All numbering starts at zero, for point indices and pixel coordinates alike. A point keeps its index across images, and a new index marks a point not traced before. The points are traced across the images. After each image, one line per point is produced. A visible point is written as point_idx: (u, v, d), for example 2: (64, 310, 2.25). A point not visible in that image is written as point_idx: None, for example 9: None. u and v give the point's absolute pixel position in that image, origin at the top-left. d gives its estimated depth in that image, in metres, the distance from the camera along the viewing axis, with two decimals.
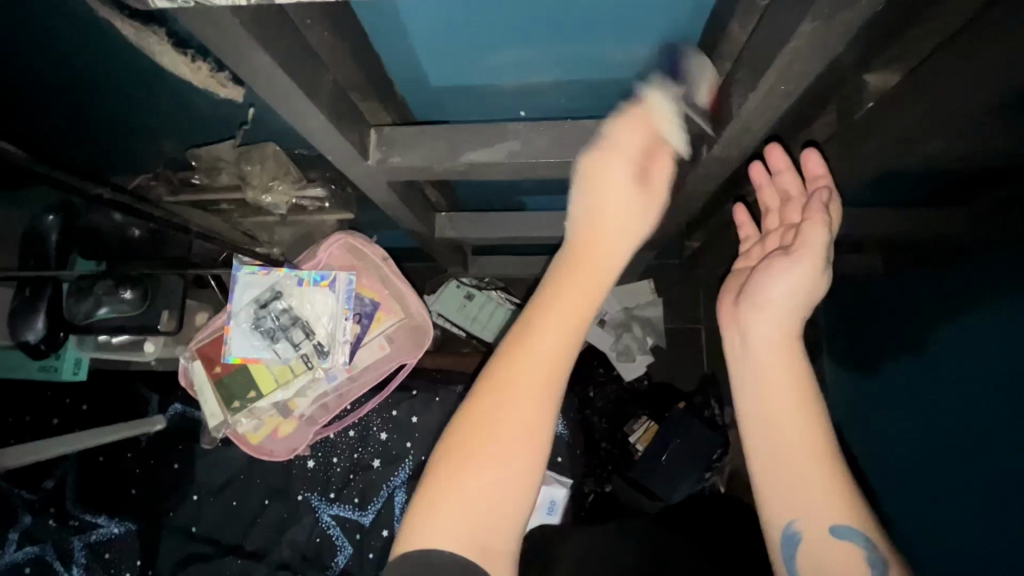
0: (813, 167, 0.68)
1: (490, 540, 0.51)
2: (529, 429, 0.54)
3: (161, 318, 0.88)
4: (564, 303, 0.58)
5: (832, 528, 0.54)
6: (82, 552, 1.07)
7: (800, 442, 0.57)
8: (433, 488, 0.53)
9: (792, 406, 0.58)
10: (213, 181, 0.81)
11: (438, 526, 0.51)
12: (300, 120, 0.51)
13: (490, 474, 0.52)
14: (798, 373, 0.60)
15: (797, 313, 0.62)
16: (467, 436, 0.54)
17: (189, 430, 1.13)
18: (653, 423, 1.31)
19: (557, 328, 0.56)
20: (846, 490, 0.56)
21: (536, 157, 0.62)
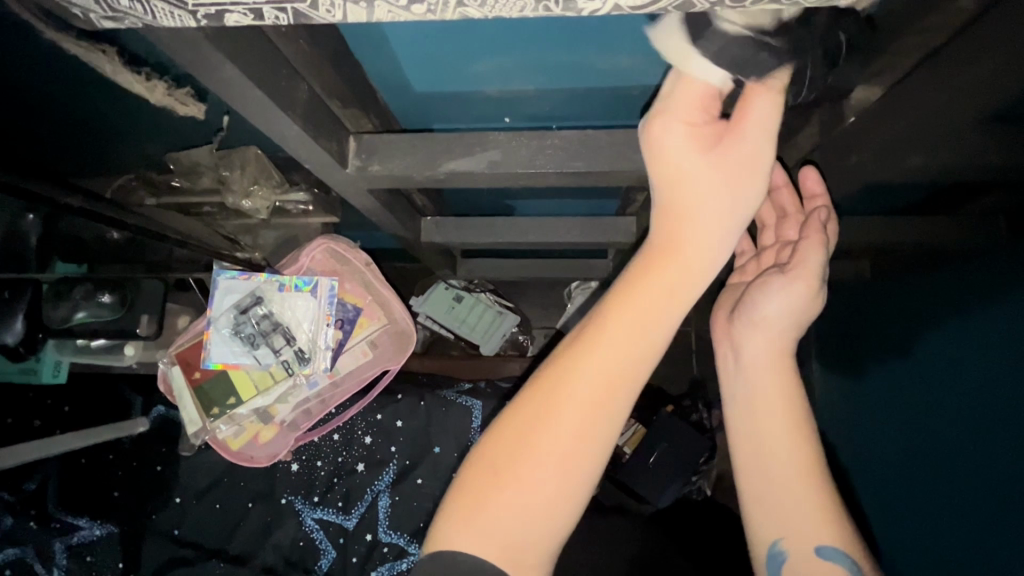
0: (811, 185, 0.65)
1: (525, 554, 0.46)
2: (587, 441, 0.46)
3: (139, 323, 0.90)
4: (640, 300, 0.47)
5: (816, 547, 0.54)
6: (63, 553, 1.04)
7: (787, 462, 0.57)
8: (470, 491, 0.47)
9: (786, 425, 0.58)
10: (194, 184, 0.79)
11: (471, 533, 0.46)
12: (278, 132, 0.51)
13: (539, 481, 0.46)
14: (783, 390, 0.60)
15: (788, 331, 0.62)
16: (515, 440, 0.47)
17: (172, 432, 1.13)
18: (640, 426, 1.30)
19: (632, 332, 0.47)
20: (831, 510, 0.56)
21: (517, 167, 0.61)
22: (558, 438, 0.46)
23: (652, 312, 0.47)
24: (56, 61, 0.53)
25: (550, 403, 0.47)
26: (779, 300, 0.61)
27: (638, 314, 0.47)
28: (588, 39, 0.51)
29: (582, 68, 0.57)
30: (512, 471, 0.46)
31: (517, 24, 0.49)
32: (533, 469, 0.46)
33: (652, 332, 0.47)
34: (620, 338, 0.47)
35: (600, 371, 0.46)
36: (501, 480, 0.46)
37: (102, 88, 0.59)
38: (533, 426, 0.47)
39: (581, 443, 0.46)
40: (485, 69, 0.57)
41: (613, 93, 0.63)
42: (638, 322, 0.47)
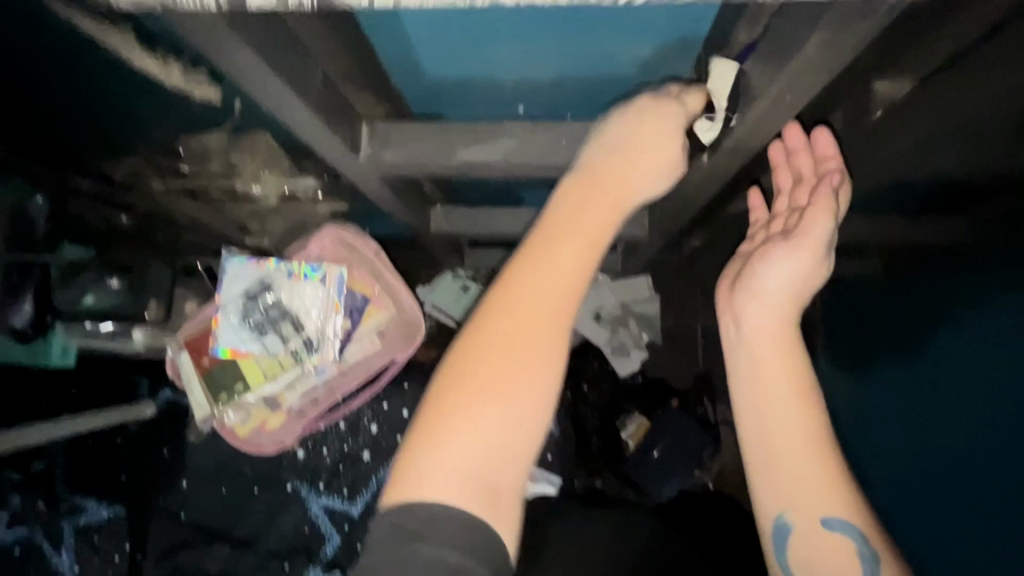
0: (824, 147, 0.64)
1: (494, 491, 0.45)
2: (535, 360, 0.47)
3: (150, 309, 0.91)
4: (582, 222, 0.51)
5: (823, 519, 0.54)
6: (70, 534, 1.07)
7: (796, 428, 0.56)
8: (428, 431, 0.46)
9: (792, 397, 0.57)
10: (204, 168, 0.77)
11: (431, 474, 0.45)
12: (296, 121, 0.50)
13: (497, 407, 0.46)
14: (798, 369, 0.58)
15: (791, 303, 0.60)
16: (468, 371, 0.47)
17: (179, 417, 1.14)
18: (643, 418, 1.31)
19: (570, 252, 0.50)
20: (844, 486, 0.55)
21: (531, 159, 0.60)
22: (500, 360, 0.47)
23: (590, 232, 0.51)
24: (59, 39, 0.52)
25: (489, 329, 0.48)
26: (779, 268, 0.60)
27: (568, 237, 0.50)
28: (614, 28, 0.50)
29: (602, 57, 0.56)
30: (462, 398, 0.46)
31: (539, 14, 0.48)
32: (494, 389, 0.46)
33: (587, 251, 0.50)
34: (551, 258, 0.49)
35: (534, 287, 0.48)
36: (453, 415, 0.46)
37: (113, 70, 0.57)
38: (478, 352, 0.47)
39: (526, 362, 0.47)
40: (509, 60, 0.56)
41: (632, 84, 0.61)
42: (579, 239, 0.50)
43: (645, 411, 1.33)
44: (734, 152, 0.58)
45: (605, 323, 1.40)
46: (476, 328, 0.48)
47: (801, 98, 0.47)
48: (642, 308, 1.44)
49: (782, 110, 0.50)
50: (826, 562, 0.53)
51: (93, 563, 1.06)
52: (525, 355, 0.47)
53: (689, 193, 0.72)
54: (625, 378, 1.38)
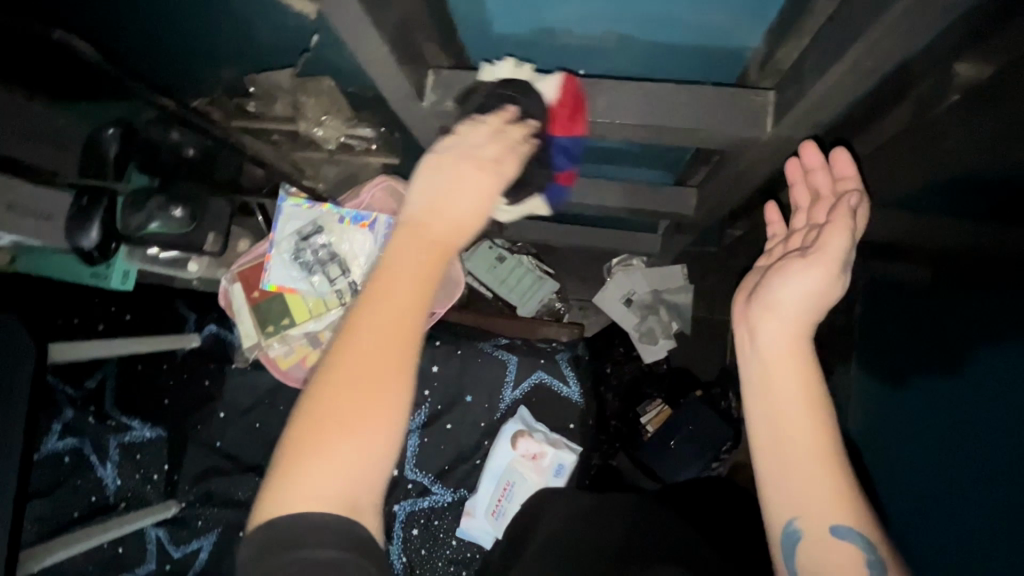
0: (842, 169, 0.66)
1: (355, 505, 0.47)
2: (380, 401, 0.47)
3: (207, 240, 0.94)
4: (406, 261, 0.50)
5: (832, 527, 0.53)
6: (116, 449, 1.15)
7: (811, 438, 0.55)
8: (297, 454, 0.47)
9: (803, 408, 0.57)
10: (269, 110, 0.81)
11: (288, 500, 0.46)
12: (370, 59, 0.53)
13: (341, 439, 0.46)
14: (808, 375, 0.58)
15: (803, 316, 0.60)
16: (312, 409, 0.47)
17: (221, 352, 1.19)
18: (666, 407, 1.31)
19: (399, 290, 0.49)
20: (852, 493, 0.54)
21: (589, 114, 0.62)
22: (340, 394, 0.47)
23: (423, 272, 0.51)
24: None
25: (327, 374, 0.48)
26: (779, 287, 0.61)
27: (408, 275, 0.50)
28: None
29: (671, 22, 0.56)
30: (306, 430, 0.47)
31: None
32: (333, 425, 0.47)
33: (418, 290, 0.50)
34: (390, 296, 0.49)
35: (373, 328, 0.48)
36: (313, 442, 0.46)
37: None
38: (323, 392, 0.47)
39: (366, 402, 0.47)
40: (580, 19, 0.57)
41: (698, 52, 0.61)
42: (408, 280, 0.50)
43: (667, 399, 1.32)
44: (798, 125, 0.57)
45: (635, 308, 1.40)
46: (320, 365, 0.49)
47: (876, 68, 0.47)
48: (675, 297, 1.42)
49: (856, 82, 0.49)
50: (834, 568, 0.52)
51: (133, 478, 1.15)
52: (364, 397, 0.47)
53: (744, 170, 0.72)
54: (649, 365, 1.39)
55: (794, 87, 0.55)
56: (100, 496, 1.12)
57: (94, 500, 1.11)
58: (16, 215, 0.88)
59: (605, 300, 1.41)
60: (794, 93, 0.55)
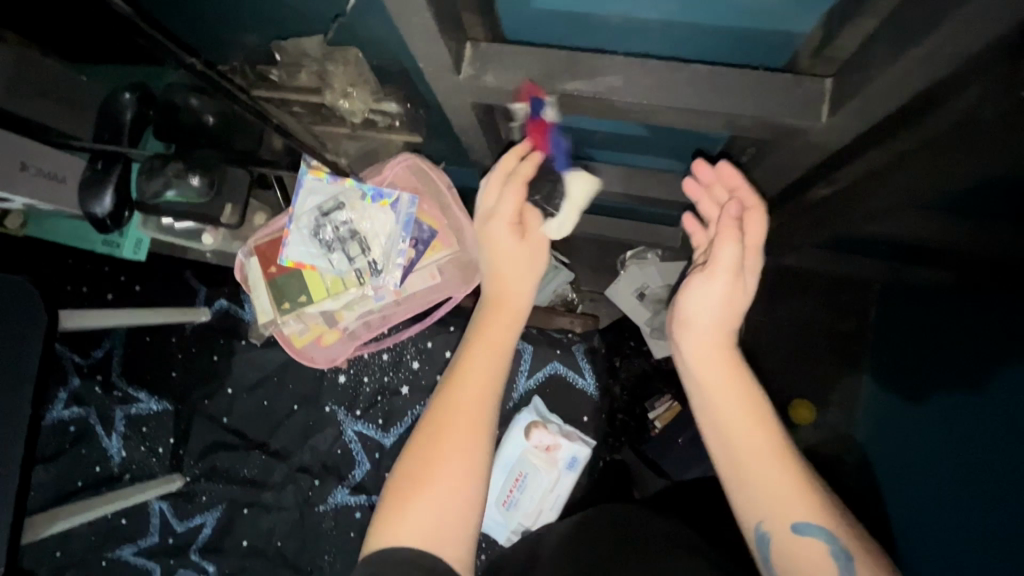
0: (730, 177, 0.74)
1: (443, 535, 0.55)
2: (469, 453, 0.59)
3: (224, 211, 0.89)
4: (485, 334, 0.67)
5: (794, 525, 0.52)
6: (122, 421, 1.14)
7: (751, 441, 0.55)
8: (403, 495, 0.57)
9: (742, 411, 0.57)
10: (291, 79, 0.77)
11: (398, 527, 0.55)
12: (409, 24, 0.50)
13: (443, 477, 0.57)
14: (741, 377, 0.59)
15: (721, 325, 0.62)
16: (420, 457, 0.59)
17: (230, 327, 1.16)
18: (676, 403, 1.28)
19: (483, 354, 0.65)
20: (811, 486, 0.54)
21: (633, 97, 0.58)
22: (446, 444, 0.59)
23: (499, 338, 0.67)
24: None
25: (434, 425, 0.60)
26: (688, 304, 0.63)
27: (489, 348, 0.65)
28: None
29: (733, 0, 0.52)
30: (416, 470, 0.58)
31: None
32: (439, 467, 0.58)
33: (500, 350, 0.66)
34: (479, 363, 0.64)
35: (468, 386, 0.62)
36: (416, 483, 0.57)
37: None
38: (425, 445, 0.59)
39: (460, 445, 0.59)
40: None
41: (753, 33, 0.58)
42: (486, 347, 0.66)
43: (678, 395, 1.29)
44: (858, 116, 0.54)
45: (649, 302, 1.33)
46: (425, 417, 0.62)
47: (960, 54, 0.44)
48: None
49: (933, 70, 0.46)
50: (804, 563, 0.52)
51: (139, 450, 1.13)
52: (461, 444, 0.59)
53: (789, 160, 0.69)
54: (656, 361, 1.32)
55: (858, 73, 0.52)
56: (104, 466, 1.12)
57: (98, 470, 1.12)
58: (31, 176, 0.86)
59: (617, 291, 1.36)
60: (859, 80, 0.52)
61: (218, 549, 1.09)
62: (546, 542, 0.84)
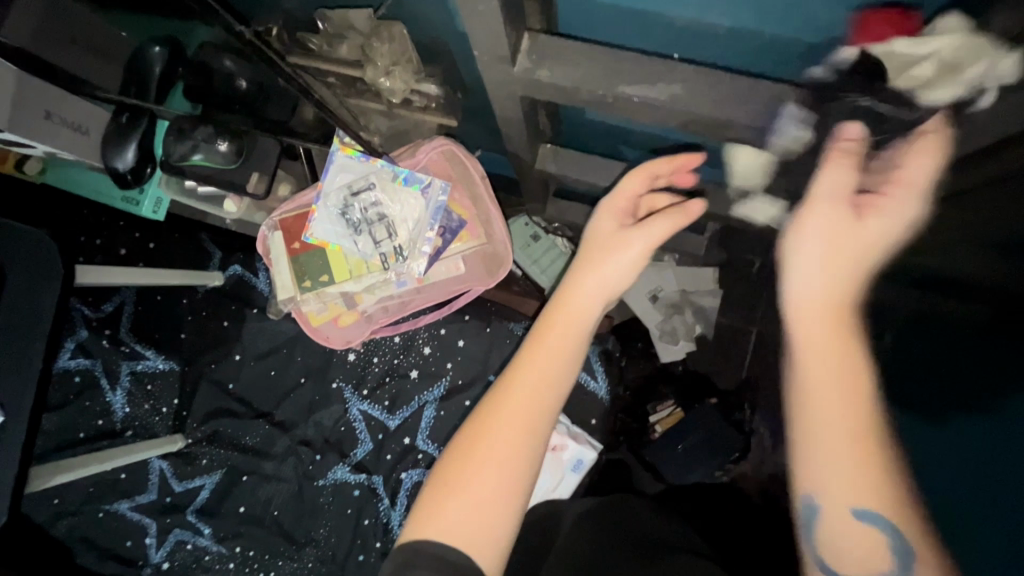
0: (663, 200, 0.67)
1: (484, 537, 0.52)
2: (519, 452, 0.54)
3: (250, 180, 0.90)
4: (559, 332, 0.59)
5: (855, 510, 0.46)
6: (127, 376, 1.14)
7: (850, 428, 0.46)
8: (440, 490, 0.53)
9: (853, 395, 0.46)
10: (331, 51, 0.73)
11: (438, 522, 0.52)
12: (474, 12, 0.47)
13: (489, 475, 0.53)
14: (852, 348, 0.48)
15: (844, 267, 0.50)
16: (464, 453, 0.54)
17: (243, 294, 1.15)
18: (679, 408, 1.18)
19: (551, 354, 0.58)
20: (888, 473, 0.46)
21: (694, 110, 0.57)
22: (500, 440, 0.54)
23: (574, 337, 0.60)
24: None
25: (489, 420, 0.55)
26: (799, 247, 0.51)
27: (560, 347, 0.59)
28: None
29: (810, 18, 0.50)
30: (465, 466, 0.54)
31: None
32: (482, 465, 0.53)
33: (570, 349, 0.59)
34: (544, 361, 0.58)
35: (529, 383, 0.56)
36: (455, 480, 0.53)
37: None
38: (475, 434, 0.55)
39: (512, 447, 0.54)
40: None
41: None
42: (562, 347, 0.58)
43: (682, 402, 1.19)
44: None
45: (660, 306, 1.27)
46: (478, 412, 0.56)
47: None
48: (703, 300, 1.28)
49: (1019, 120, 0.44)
50: (850, 547, 0.48)
51: (142, 407, 1.13)
52: (519, 448, 0.54)
53: None
54: (664, 365, 1.26)
55: None
56: (106, 421, 1.12)
57: (100, 424, 1.12)
58: (54, 124, 0.86)
59: (629, 293, 1.29)
60: None
61: (214, 512, 1.10)
62: (562, 529, 0.86)
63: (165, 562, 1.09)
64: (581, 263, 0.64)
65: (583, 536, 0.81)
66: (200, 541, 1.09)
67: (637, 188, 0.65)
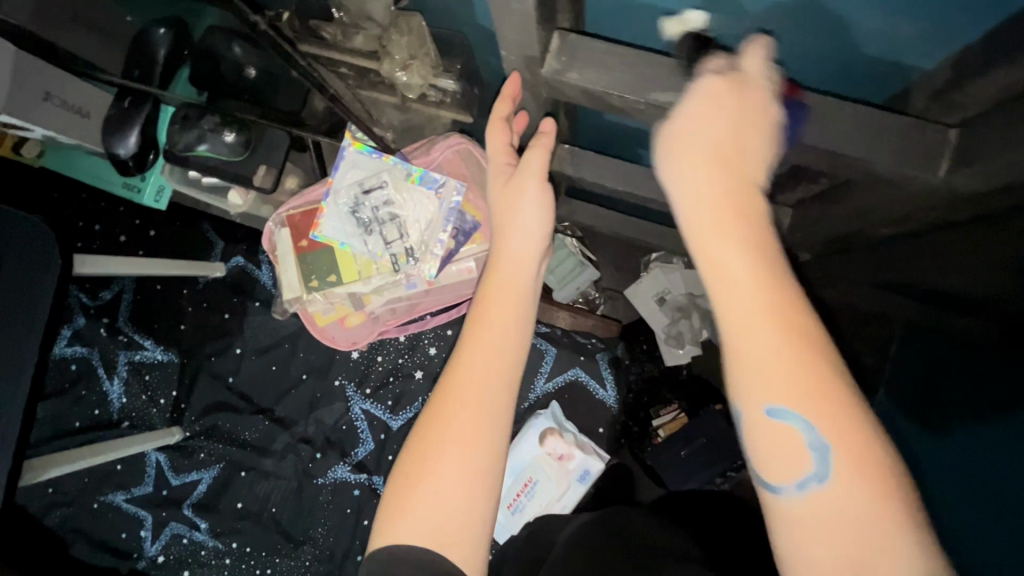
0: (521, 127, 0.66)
1: (454, 535, 0.48)
2: (476, 434, 0.50)
3: (258, 173, 0.88)
4: (499, 298, 0.56)
5: (767, 408, 0.39)
6: (125, 366, 1.11)
7: (755, 294, 0.40)
8: (404, 489, 0.50)
9: (751, 258, 0.41)
10: (347, 41, 0.70)
11: (405, 522, 0.48)
12: (507, 6, 0.44)
13: (452, 464, 0.49)
14: (749, 224, 0.43)
15: (729, 142, 0.45)
16: (423, 449, 0.50)
17: (245, 286, 1.12)
18: (683, 414, 1.12)
19: (499, 322, 0.54)
20: (803, 358, 0.39)
21: None
22: (455, 423, 0.50)
23: (512, 294, 0.57)
24: None
25: (442, 403, 0.51)
26: (682, 157, 0.46)
27: (498, 312, 0.55)
28: None
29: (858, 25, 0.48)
30: (425, 460, 0.50)
31: None
32: (443, 455, 0.49)
33: (516, 317, 0.55)
34: (489, 334, 0.53)
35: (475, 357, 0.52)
36: (418, 476, 0.49)
37: None
38: (433, 417, 0.51)
39: (462, 430, 0.50)
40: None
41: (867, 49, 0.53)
42: (501, 306, 0.55)
43: (687, 407, 1.13)
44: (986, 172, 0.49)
45: (667, 309, 1.18)
46: (433, 398, 0.52)
47: None
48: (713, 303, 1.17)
49: None
50: (774, 452, 0.40)
51: (139, 398, 1.10)
52: (469, 430, 0.50)
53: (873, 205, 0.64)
54: (669, 368, 1.19)
55: (999, 131, 0.47)
56: (103, 410, 1.10)
57: (97, 413, 1.10)
58: (54, 106, 0.83)
59: (637, 294, 1.21)
60: (1001, 140, 0.46)
61: (212, 507, 1.08)
62: (567, 535, 0.84)
63: (161, 556, 1.08)
64: (499, 217, 0.62)
65: (582, 544, 0.79)
66: (196, 536, 1.08)
67: (503, 114, 0.64)
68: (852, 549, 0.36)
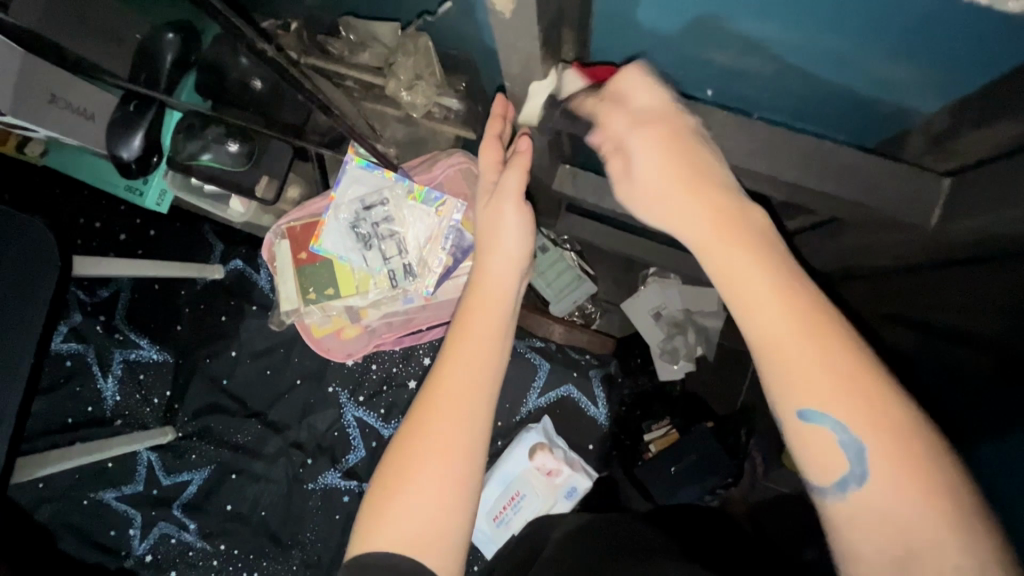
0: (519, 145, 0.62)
1: (429, 542, 0.48)
2: (452, 438, 0.51)
3: (260, 184, 0.87)
4: (479, 314, 0.56)
5: (800, 412, 0.41)
6: (119, 364, 1.11)
7: (761, 315, 0.42)
8: (380, 498, 0.50)
9: (757, 271, 0.43)
10: (353, 57, 0.74)
11: (382, 530, 0.49)
12: (511, 46, 0.45)
13: (432, 474, 0.50)
14: (744, 230, 0.45)
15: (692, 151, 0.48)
16: (399, 461, 0.51)
17: (243, 289, 1.12)
18: (674, 430, 1.12)
19: (477, 334, 0.55)
20: (822, 359, 0.40)
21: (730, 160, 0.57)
22: (436, 434, 0.51)
23: (497, 308, 0.57)
24: None
25: (421, 416, 0.52)
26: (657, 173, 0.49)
27: (476, 327, 0.55)
28: None
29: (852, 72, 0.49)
30: (403, 471, 0.50)
31: None
32: (421, 464, 0.50)
33: (497, 334, 0.55)
34: (474, 350, 0.54)
35: (459, 370, 0.53)
36: (394, 486, 0.50)
37: None
38: (413, 428, 0.52)
39: (439, 441, 0.50)
40: (736, 36, 0.53)
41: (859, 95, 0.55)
42: (482, 322, 0.56)
43: (679, 423, 1.13)
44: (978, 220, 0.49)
45: (665, 323, 1.19)
46: (413, 412, 0.53)
47: None
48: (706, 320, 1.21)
49: None
50: (811, 454, 0.42)
51: (132, 397, 1.11)
52: (450, 441, 0.50)
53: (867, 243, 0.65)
54: (662, 383, 1.20)
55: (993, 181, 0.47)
56: (96, 408, 1.10)
57: (89, 410, 1.10)
58: (60, 109, 0.84)
59: (633, 308, 1.21)
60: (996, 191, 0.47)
61: (202, 508, 1.08)
62: (551, 539, 0.85)
63: (148, 554, 1.08)
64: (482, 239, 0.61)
65: (570, 547, 0.78)
66: (185, 536, 1.08)
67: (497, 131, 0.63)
68: (897, 536, 0.38)
